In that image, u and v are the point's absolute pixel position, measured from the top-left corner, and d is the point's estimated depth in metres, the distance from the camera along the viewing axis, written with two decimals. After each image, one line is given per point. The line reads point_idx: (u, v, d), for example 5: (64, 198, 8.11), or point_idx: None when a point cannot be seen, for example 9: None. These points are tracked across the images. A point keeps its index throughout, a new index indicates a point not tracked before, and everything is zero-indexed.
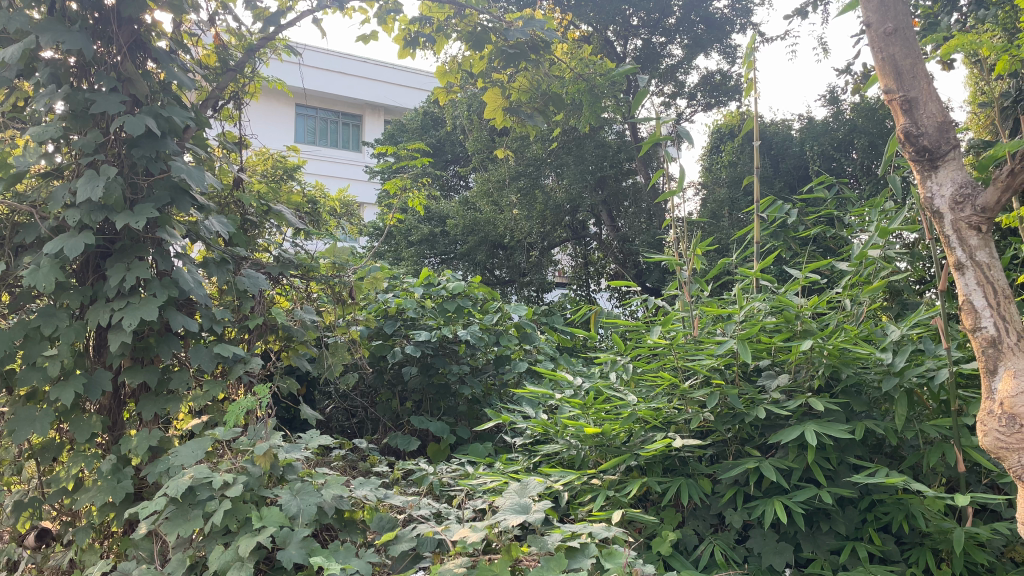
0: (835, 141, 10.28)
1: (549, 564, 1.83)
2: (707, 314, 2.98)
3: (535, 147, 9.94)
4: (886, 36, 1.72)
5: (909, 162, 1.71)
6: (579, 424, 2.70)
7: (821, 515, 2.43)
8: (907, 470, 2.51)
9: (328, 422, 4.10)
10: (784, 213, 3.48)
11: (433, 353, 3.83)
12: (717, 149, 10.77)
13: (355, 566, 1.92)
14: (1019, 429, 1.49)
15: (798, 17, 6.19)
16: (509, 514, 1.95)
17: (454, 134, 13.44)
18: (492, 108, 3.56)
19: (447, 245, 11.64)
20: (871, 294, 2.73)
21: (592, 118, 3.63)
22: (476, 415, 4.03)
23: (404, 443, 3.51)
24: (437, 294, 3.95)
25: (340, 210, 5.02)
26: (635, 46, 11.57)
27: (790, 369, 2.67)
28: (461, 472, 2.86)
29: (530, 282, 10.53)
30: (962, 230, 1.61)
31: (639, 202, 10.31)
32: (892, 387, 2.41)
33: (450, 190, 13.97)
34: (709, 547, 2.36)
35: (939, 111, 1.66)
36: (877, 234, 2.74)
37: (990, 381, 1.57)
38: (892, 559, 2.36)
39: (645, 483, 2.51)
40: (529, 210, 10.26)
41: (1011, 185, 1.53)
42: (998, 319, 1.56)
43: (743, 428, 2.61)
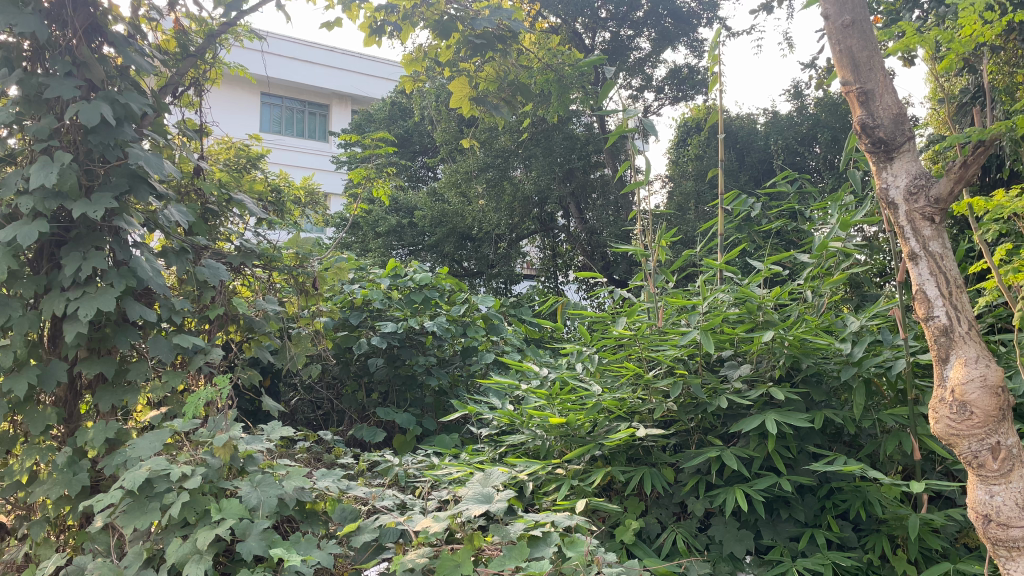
0: (799, 135, 10.41)
1: (512, 553, 1.84)
2: (672, 305, 3.01)
3: (503, 138, 9.91)
4: (843, 28, 1.74)
5: (865, 154, 1.73)
6: (544, 414, 2.71)
7: (780, 503, 2.47)
8: (864, 458, 2.56)
9: (292, 414, 4.07)
10: (747, 207, 3.52)
11: (399, 344, 3.81)
12: (684, 142, 10.84)
13: (316, 558, 1.90)
14: (969, 416, 1.52)
15: (762, 11, 6.24)
16: (471, 503, 1.95)
17: (422, 125, 13.36)
18: (458, 97, 3.53)
19: (415, 237, 11.55)
20: (832, 285, 2.78)
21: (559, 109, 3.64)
22: (443, 407, 4.01)
23: (369, 435, 3.50)
24: (403, 285, 3.93)
25: (305, 200, 4.97)
26: (603, 39, 11.59)
27: (753, 360, 2.70)
28: (426, 463, 2.85)
29: (499, 274, 10.54)
30: (916, 220, 1.64)
31: (606, 195, 10.45)
32: (850, 377, 2.46)
33: (417, 181, 13.90)
34: (672, 535, 2.39)
35: (895, 103, 1.68)
36: (838, 227, 2.79)
37: (942, 369, 1.60)
38: (849, 545, 2.41)
39: (609, 472, 2.52)
40: (497, 201, 10.23)
41: (964, 177, 1.56)
42: (950, 309, 1.59)
43: (706, 417, 2.64)
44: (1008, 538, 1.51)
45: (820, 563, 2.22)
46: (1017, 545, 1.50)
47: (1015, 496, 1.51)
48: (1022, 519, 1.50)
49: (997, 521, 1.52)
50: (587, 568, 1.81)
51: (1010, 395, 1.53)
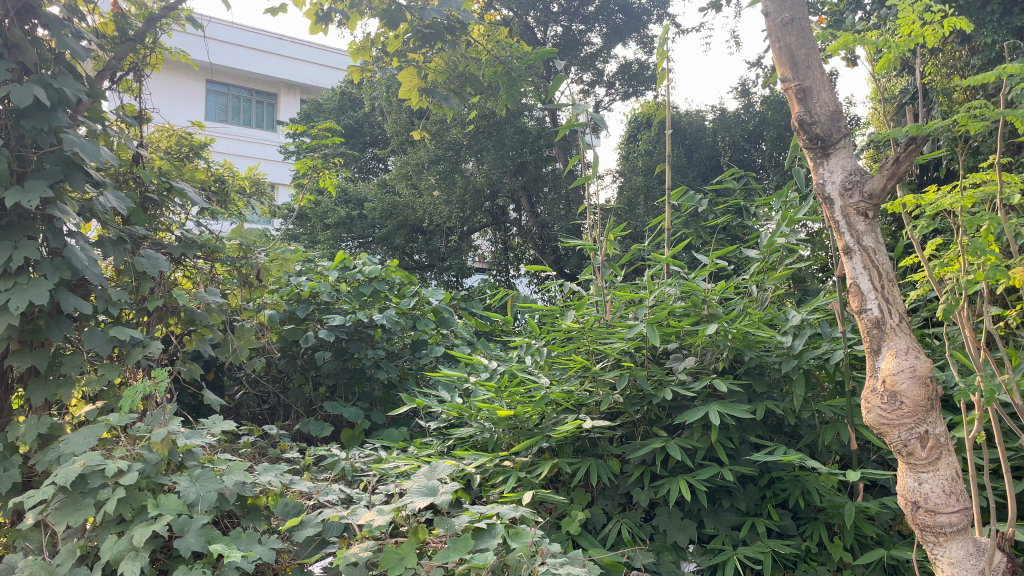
0: (745, 132, 10.58)
1: (457, 545, 1.84)
2: (620, 298, 3.03)
3: (454, 131, 9.87)
4: (782, 26, 1.78)
5: (802, 150, 1.77)
6: (492, 407, 2.70)
7: (722, 492, 2.52)
8: (804, 448, 2.63)
9: (237, 409, 4.00)
10: (694, 203, 3.57)
11: (347, 338, 3.76)
12: (634, 138, 10.93)
13: (257, 553, 1.87)
14: (899, 405, 1.57)
15: (711, 10, 6.32)
16: (416, 496, 1.94)
17: (372, 116, 13.22)
18: (407, 88, 3.48)
19: (365, 229, 11.41)
20: (776, 280, 2.83)
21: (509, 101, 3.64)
22: (392, 401, 3.97)
23: (316, 429, 3.45)
24: (352, 278, 3.87)
25: (250, 190, 4.87)
26: (555, 33, 11.62)
27: (697, 352, 2.75)
28: (373, 457, 2.82)
29: (450, 267, 10.51)
30: (851, 216, 1.68)
31: (558, 188, 10.47)
32: (791, 369, 2.52)
33: (367, 173, 13.76)
34: (617, 525, 2.41)
35: (831, 100, 1.72)
36: (783, 223, 2.85)
37: (874, 360, 1.65)
38: (788, 533, 2.46)
39: (556, 464, 2.54)
40: (448, 193, 10.17)
41: (896, 173, 1.61)
42: (882, 301, 1.64)
43: (651, 409, 2.68)
44: (936, 524, 1.57)
45: (760, 551, 2.26)
46: (944, 531, 1.56)
47: (942, 483, 1.56)
48: (949, 505, 1.56)
49: (925, 507, 1.58)
50: (531, 559, 1.82)
51: (938, 385, 1.59)
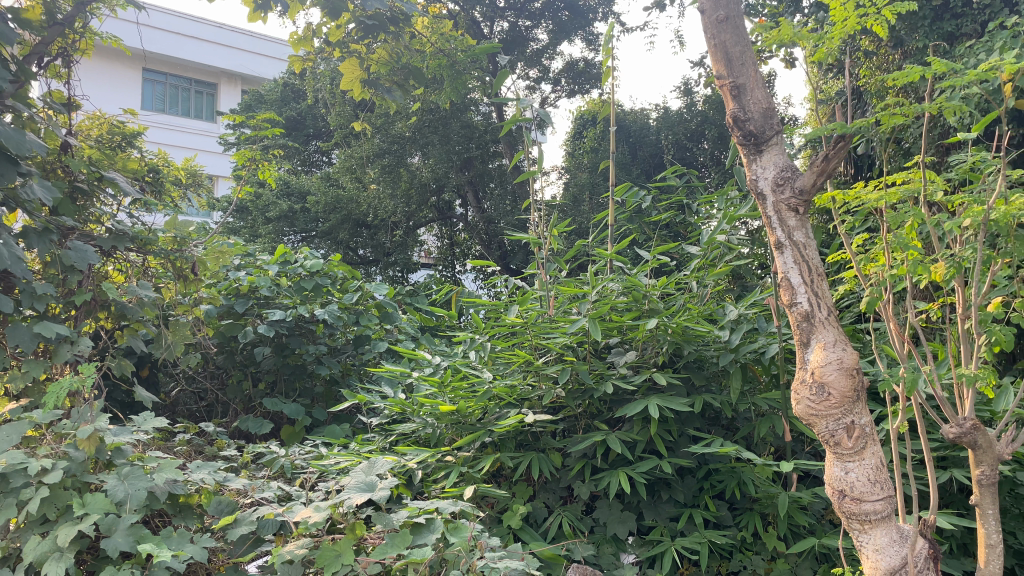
0: (688, 131, 10.74)
1: (395, 540, 1.83)
2: (563, 294, 3.05)
3: (399, 124, 9.77)
4: (718, 23, 1.82)
5: (736, 146, 1.80)
6: (434, 401, 2.68)
7: (661, 484, 2.56)
8: (740, 440, 2.68)
9: (173, 406, 3.88)
10: (637, 199, 3.61)
11: (288, 333, 3.67)
12: (580, 134, 11.00)
13: (188, 553, 1.83)
14: (827, 397, 1.62)
15: (654, 9, 6.40)
16: (353, 492, 1.92)
17: (315, 108, 13.00)
18: (349, 79, 3.44)
19: (307, 223, 11.19)
20: (716, 276, 2.88)
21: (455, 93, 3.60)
22: (333, 397, 3.89)
23: (255, 426, 3.37)
24: (293, 272, 3.77)
25: (187, 181, 4.75)
26: (501, 28, 11.58)
27: (638, 346, 2.78)
28: (313, 454, 2.77)
29: (395, 262, 10.42)
30: (782, 211, 1.72)
31: (504, 184, 10.46)
32: (728, 363, 2.58)
33: (310, 165, 13.50)
34: (557, 519, 2.43)
35: (764, 98, 1.76)
36: (724, 221, 2.91)
37: (804, 352, 1.69)
38: (724, 523, 2.51)
39: (497, 459, 2.54)
40: (393, 188, 10.06)
41: (826, 170, 1.66)
42: (811, 295, 1.68)
43: (593, 403, 2.71)
44: (861, 511, 1.62)
45: (697, 542, 2.30)
46: (869, 518, 1.61)
47: (867, 472, 1.61)
48: (873, 494, 1.61)
49: (851, 496, 1.62)
50: (470, 553, 1.82)
51: (863, 377, 1.64)
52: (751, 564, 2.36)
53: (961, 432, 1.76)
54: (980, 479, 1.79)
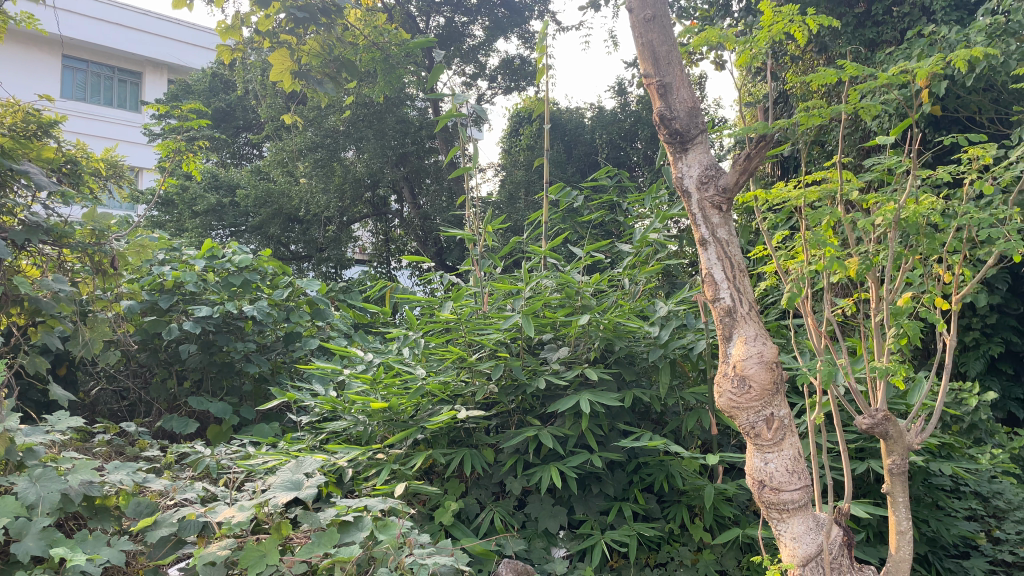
0: (621, 130, 10.88)
1: (321, 539, 1.81)
2: (497, 291, 3.05)
3: (332, 118, 9.62)
4: (645, 22, 1.86)
5: (663, 144, 1.85)
6: (366, 398, 2.65)
7: (592, 479, 2.59)
8: (669, 434, 2.73)
9: (92, 406, 3.73)
10: (570, 198, 3.64)
11: (215, 330, 3.52)
12: (516, 132, 11.04)
13: (104, 557, 1.78)
14: (748, 389, 1.67)
15: (589, 9, 6.46)
16: (279, 491, 1.89)
17: (246, 100, 12.69)
18: (278, 70, 3.33)
19: (236, 217, 10.86)
20: (647, 274, 2.93)
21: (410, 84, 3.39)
22: (262, 395, 3.78)
23: (179, 426, 3.24)
24: (220, 267, 3.62)
25: (107, 172, 4.57)
26: (438, 24, 11.54)
27: (570, 343, 2.80)
28: (240, 454, 2.70)
29: (328, 258, 10.20)
30: (707, 208, 1.78)
31: (440, 179, 10.55)
32: (657, 358, 2.63)
33: (239, 159, 13.20)
34: (489, 514, 2.43)
35: (689, 97, 1.81)
36: (656, 220, 2.96)
37: (726, 346, 1.74)
38: (653, 516, 2.56)
39: (429, 455, 2.53)
40: (326, 182, 9.89)
41: (748, 169, 1.72)
42: (734, 291, 1.74)
43: (526, 398, 2.72)
44: (779, 501, 1.68)
45: (627, 534, 2.34)
46: (787, 507, 1.67)
47: (785, 463, 1.67)
48: (791, 483, 1.67)
49: (770, 486, 1.67)
50: (398, 551, 1.80)
51: (782, 370, 1.70)
52: (678, 555, 2.40)
53: (873, 423, 1.83)
54: (891, 468, 1.87)
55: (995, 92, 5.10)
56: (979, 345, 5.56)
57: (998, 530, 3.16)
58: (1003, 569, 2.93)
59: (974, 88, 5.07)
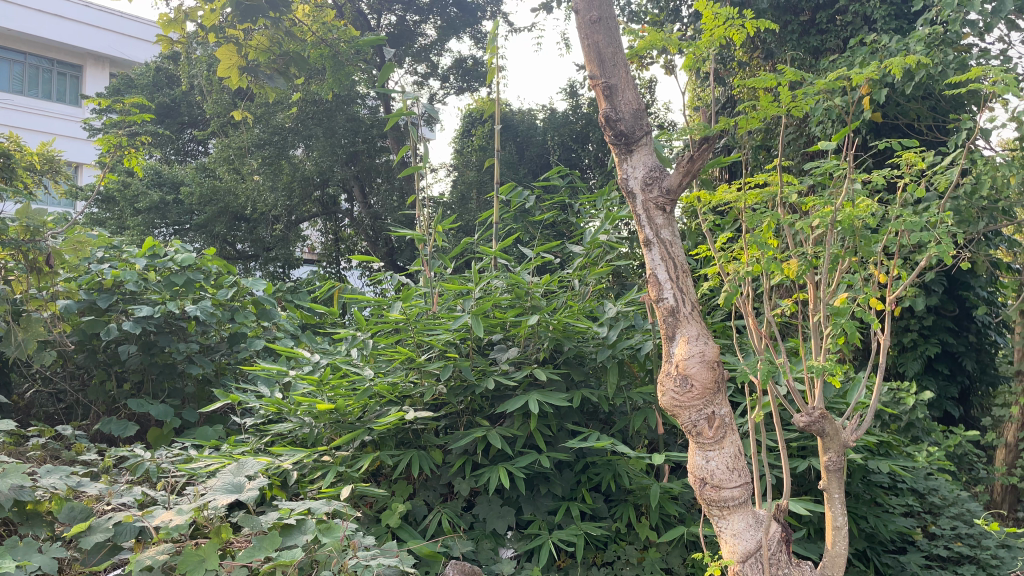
0: (573, 132, 10.95)
1: (262, 543, 1.76)
2: (448, 290, 3.03)
3: (281, 114, 9.47)
4: (592, 24, 1.89)
5: (608, 146, 1.88)
6: (312, 400, 2.60)
7: (540, 479, 2.59)
8: (616, 434, 2.76)
9: (27, 409, 3.60)
10: (522, 198, 3.64)
11: (156, 331, 3.42)
12: (468, 132, 11.03)
13: (35, 564, 1.72)
14: (690, 388, 1.71)
15: (541, 10, 6.48)
16: (219, 493, 1.85)
17: (191, 95, 12.40)
18: (226, 66, 3.26)
19: (180, 215, 10.57)
20: (597, 274, 2.95)
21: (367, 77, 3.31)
22: (206, 397, 3.69)
23: (118, 429, 3.12)
24: (160, 266, 3.51)
25: (44, 167, 4.41)
26: (389, 22, 11.48)
27: (520, 343, 2.81)
28: (182, 457, 2.63)
29: (276, 257, 10.04)
30: (651, 210, 1.81)
31: (391, 179, 10.49)
32: (605, 358, 2.65)
33: (184, 155, 12.91)
34: (436, 516, 2.41)
35: (634, 99, 1.85)
36: (607, 222, 2.99)
37: (669, 346, 1.78)
38: (600, 515, 2.57)
39: (377, 457, 2.50)
40: (274, 180, 9.72)
41: (691, 170, 1.76)
42: (677, 291, 1.78)
43: (474, 399, 2.72)
44: (720, 498, 1.71)
45: (574, 534, 2.35)
46: (727, 504, 1.70)
47: (726, 460, 1.70)
48: (731, 480, 1.70)
49: (711, 483, 1.71)
50: (342, 553, 1.79)
51: (723, 369, 1.75)
52: (625, 554, 2.42)
53: (810, 420, 1.88)
54: (827, 465, 1.91)
55: (932, 101, 5.28)
56: (917, 346, 5.74)
57: (934, 526, 3.26)
58: (938, 564, 3.02)
59: (913, 96, 5.23)
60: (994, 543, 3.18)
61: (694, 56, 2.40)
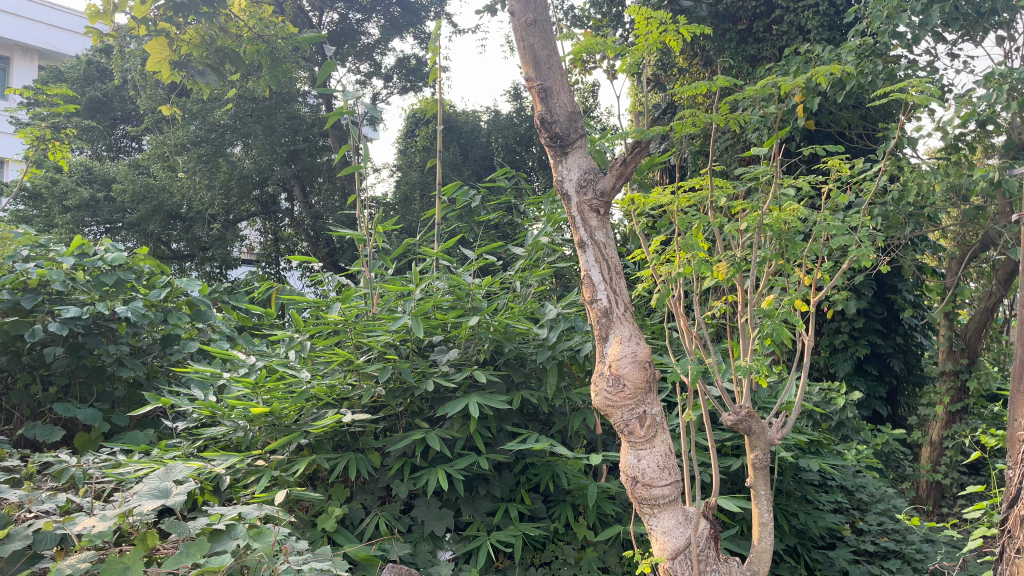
0: (517, 135, 10.98)
1: (190, 549, 1.71)
2: (388, 292, 3.00)
3: (217, 111, 9.25)
4: (527, 25, 1.90)
5: (544, 147, 1.90)
6: (247, 402, 2.55)
7: (479, 480, 2.59)
8: (556, 434, 2.78)
9: None
10: (465, 199, 3.62)
11: (84, 332, 3.30)
12: (412, 133, 10.97)
13: None
14: (622, 388, 1.73)
15: (485, 12, 6.48)
16: (144, 499, 1.80)
17: (124, 89, 12.02)
18: (156, 60, 3.19)
19: (112, 213, 10.19)
20: (538, 276, 2.96)
21: (306, 76, 3.26)
22: (137, 401, 3.58)
23: (43, 434, 3.00)
24: (91, 265, 3.36)
25: None
26: (330, 20, 11.35)
27: (461, 344, 2.80)
28: (110, 462, 2.54)
29: (212, 257, 9.85)
30: (585, 212, 1.84)
31: (332, 178, 10.37)
32: (546, 360, 2.66)
33: (117, 152, 12.57)
34: (374, 519, 2.38)
35: (569, 102, 1.87)
36: (548, 224, 3.01)
37: (602, 346, 1.80)
38: (538, 516, 2.58)
39: (313, 461, 2.47)
40: (210, 178, 9.49)
41: (624, 174, 1.80)
42: (610, 292, 1.81)
43: (414, 401, 2.70)
44: (651, 496, 1.74)
45: (512, 534, 2.36)
46: (658, 502, 1.73)
47: (657, 459, 1.73)
48: (662, 479, 1.73)
49: (642, 482, 1.73)
50: (273, 559, 1.76)
51: (654, 369, 1.78)
52: (562, 554, 2.44)
53: (737, 418, 1.92)
54: (754, 462, 1.96)
55: (862, 110, 5.46)
56: (848, 347, 5.93)
57: (861, 522, 3.37)
58: (865, 558, 3.12)
59: (844, 105, 5.40)
60: (917, 537, 3.30)
61: (626, 61, 2.43)
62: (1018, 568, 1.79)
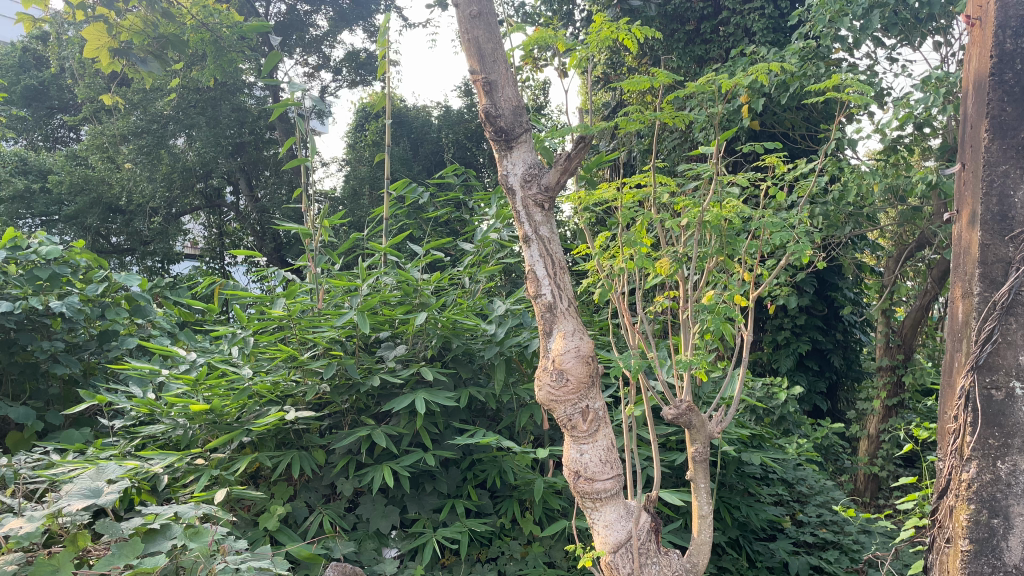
0: (467, 131, 10.95)
1: (124, 550, 1.67)
2: (335, 287, 2.96)
3: (160, 101, 9.01)
4: (472, 18, 1.88)
5: (489, 142, 1.90)
6: (187, 399, 2.48)
7: (425, 477, 2.57)
8: (503, 430, 2.77)
9: None
10: (415, 194, 3.59)
11: (16, 327, 3.17)
12: (361, 127, 10.86)
13: None
14: (565, 383, 1.74)
15: (436, 7, 6.44)
16: (75, 499, 1.74)
17: (61, 77, 11.63)
18: (94, 46, 3.08)
19: (48, 205, 9.62)
20: (487, 272, 2.96)
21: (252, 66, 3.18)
22: (72, 398, 3.46)
23: None
24: (23, 258, 3.21)
25: None
26: (278, 11, 11.15)
27: (408, 340, 2.78)
28: (42, 462, 2.45)
29: (153, 251, 9.63)
30: (530, 206, 1.84)
31: (279, 172, 10.26)
32: (493, 356, 2.66)
33: (53, 142, 12.25)
34: (318, 517, 2.35)
35: (513, 96, 1.87)
36: (497, 220, 3.01)
37: (546, 341, 1.81)
38: (484, 511, 2.58)
39: (255, 459, 2.42)
40: (152, 170, 9.24)
41: (568, 168, 1.80)
42: (554, 287, 1.81)
43: (359, 398, 2.67)
44: (593, 490, 1.75)
45: (458, 531, 2.35)
46: (600, 496, 1.74)
47: (599, 453, 1.74)
48: (604, 473, 1.74)
49: (585, 476, 1.74)
50: (210, 559, 1.72)
51: (597, 364, 1.79)
52: (508, 549, 2.44)
53: (678, 413, 1.94)
54: (694, 456, 1.99)
55: (805, 112, 5.59)
56: (790, 343, 6.06)
57: (801, 513, 3.44)
58: (805, 549, 3.19)
59: (787, 107, 5.52)
60: (854, 528, 3.39)
61: (576, 53, 2.42)
62: (948, 558, 1.85)
